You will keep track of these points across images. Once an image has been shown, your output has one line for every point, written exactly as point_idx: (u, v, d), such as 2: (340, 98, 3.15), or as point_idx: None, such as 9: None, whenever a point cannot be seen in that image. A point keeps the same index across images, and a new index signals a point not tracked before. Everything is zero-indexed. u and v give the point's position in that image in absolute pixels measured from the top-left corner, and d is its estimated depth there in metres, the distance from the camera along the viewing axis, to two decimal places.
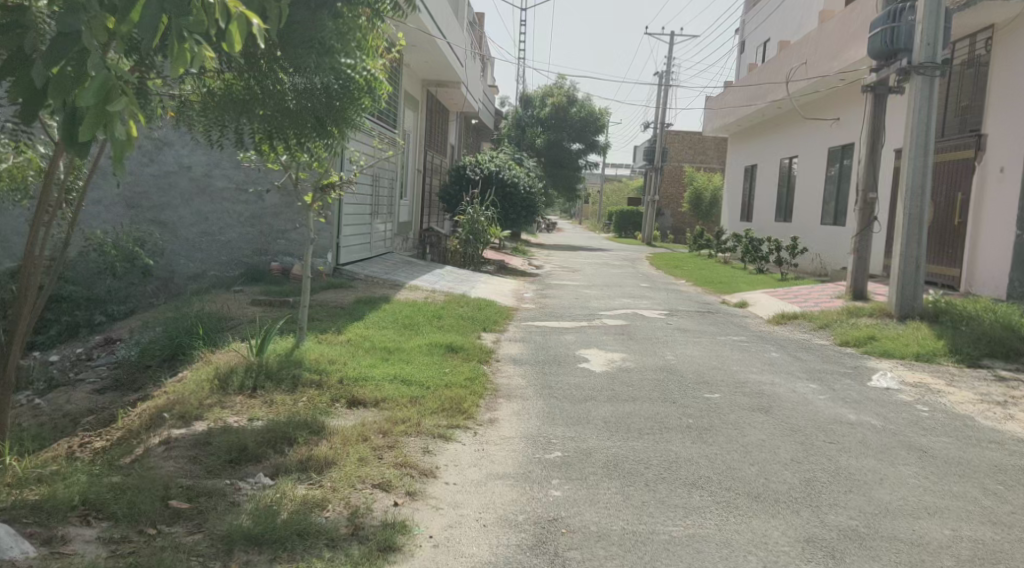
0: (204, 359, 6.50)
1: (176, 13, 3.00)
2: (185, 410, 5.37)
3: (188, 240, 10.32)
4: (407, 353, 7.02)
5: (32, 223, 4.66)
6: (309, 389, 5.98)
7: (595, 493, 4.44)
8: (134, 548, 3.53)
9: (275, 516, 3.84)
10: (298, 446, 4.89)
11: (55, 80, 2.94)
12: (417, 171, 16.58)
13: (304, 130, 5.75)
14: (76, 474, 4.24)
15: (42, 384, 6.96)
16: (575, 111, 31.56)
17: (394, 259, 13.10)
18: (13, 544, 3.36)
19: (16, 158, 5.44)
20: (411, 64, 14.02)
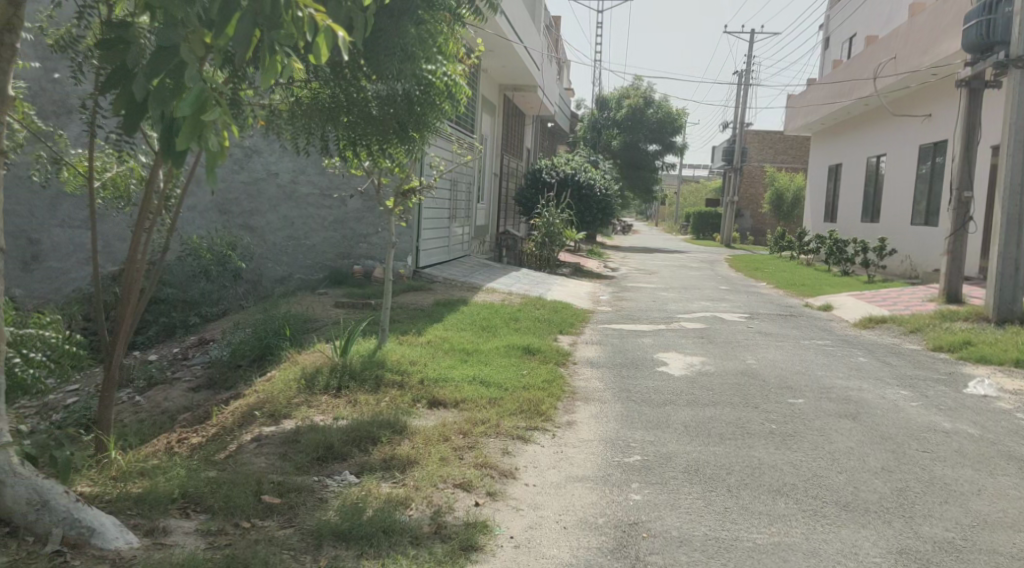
0: (291, 359, 6.75)
1: (267, 26, 3.11)
2: (275, 409, 5.62)
3: (275, 244, 10.66)
4: (485, 355, 7.11)
5: (135, 228, 4.93)
6: (391, 389, 6.13)
7: (676, 498, 4.40)
8: (229, 541, 3.69)
9: (361, 513, 3.95)
10: (382, 444, 5.02)
11: (154, 90, 3.09)
12: (494, 175, 16.73)
13: (387, 135, 5.90)
14: (174, 469, 4.45)
15: (142, 381, 7.29)
16: (652, 112, 31.23)
17: (471, 262, 13.26)
18: (117, 534, 3.52)
19: (120, 168, 5.73)
20: (489, 69, 14.16)
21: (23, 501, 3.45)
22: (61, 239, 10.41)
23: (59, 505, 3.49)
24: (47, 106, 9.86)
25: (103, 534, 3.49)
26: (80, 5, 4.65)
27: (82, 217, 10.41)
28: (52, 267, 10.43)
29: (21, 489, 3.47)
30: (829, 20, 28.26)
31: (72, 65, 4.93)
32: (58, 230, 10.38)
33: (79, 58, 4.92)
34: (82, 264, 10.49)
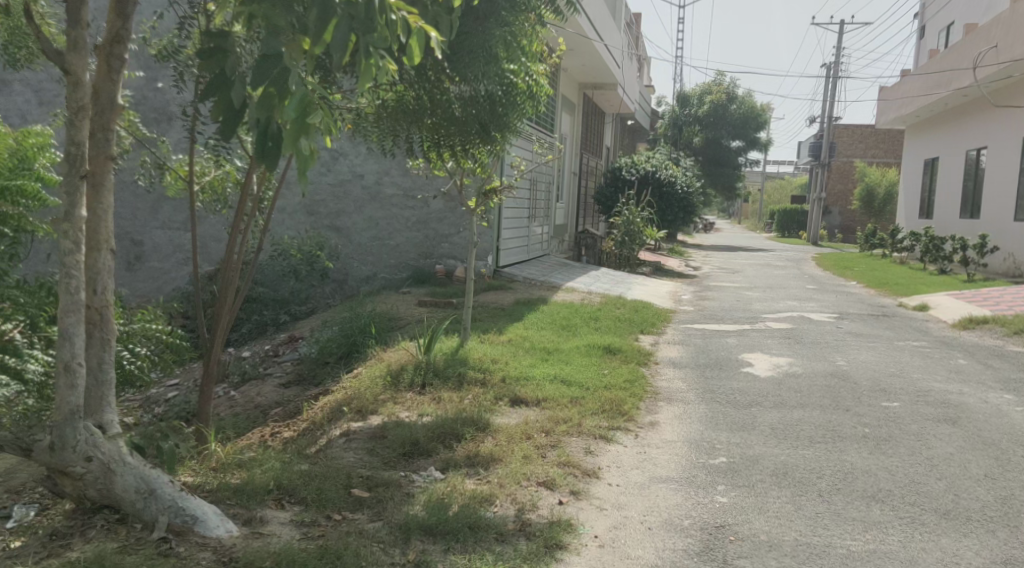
0: (377, 357, 6.94)
1: (363, 30, 3.19)
2: (362, 404, 5.78)
3: (360, 244, 10.92)
4: (566, 354, 7.12)
5: (231, 230, 5.23)
6: (474, 386, 6.20)
7: (764, 501, 4.32)
8: (322, 531, 3.82)
9: (447, 509, 4.02)
10: (466, 441, 5.10)
11: (258, 96, 3.15)
12: (573, 174, 16.71)
13: (470, 135, 6.02)
14: (268, 461, 4.62)
15: (236, 376, 7.59)
16: (735, 108, 30.47)
17: (551, 261, 13.29)
18: (219, 523, 3.69)
19: (217, 171, 5.97)
20: (569, 68, 14.15)
21: (131, 490, 3.62)
22: (163, 240, 10.94)
23: (165, 494, 3.65)
24: (150, 115, 10.35)
25: (205, 522, 3.65)
26: (183, 16, 4.89)
27: (181, 220, 10.89)
28: (153, 267, 10.96)
29: (131, 477, 3.64)
30: (924, 9, 27.10)
31: (174, 73, 5.17)
32: (159, 232, 10.90)
33: (180, 67, 5.16)
34: (181, 264, 10.99)
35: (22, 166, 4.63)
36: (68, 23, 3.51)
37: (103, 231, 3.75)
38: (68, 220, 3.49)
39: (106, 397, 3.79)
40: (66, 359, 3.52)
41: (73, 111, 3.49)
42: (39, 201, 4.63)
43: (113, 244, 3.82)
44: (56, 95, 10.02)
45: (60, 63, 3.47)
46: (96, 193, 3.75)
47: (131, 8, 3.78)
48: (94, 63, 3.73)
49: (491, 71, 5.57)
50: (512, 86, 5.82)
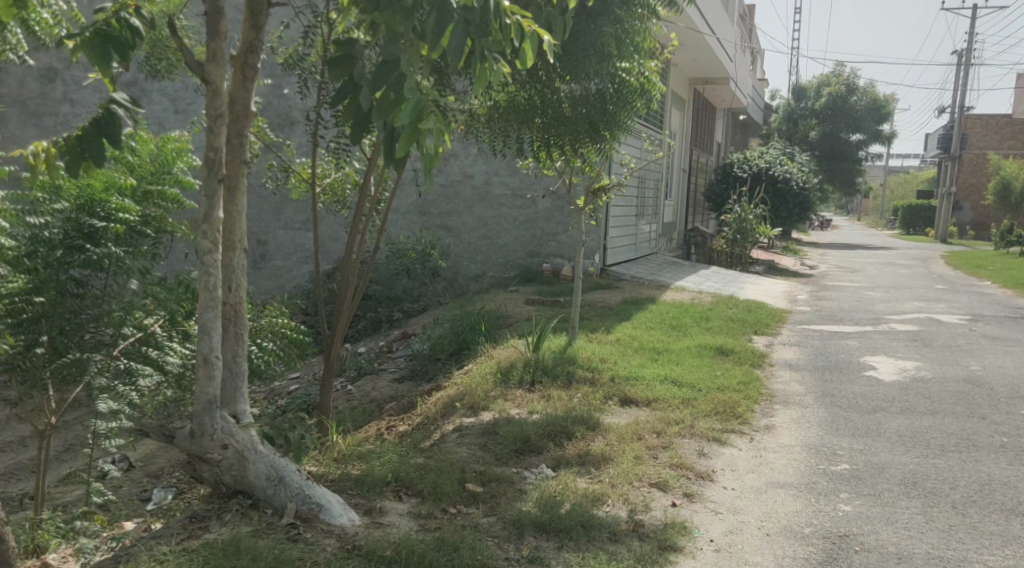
0: (487, 354, 7.07)
1: (479, 35, 3.25)
2: (474, 400, 5.89)
3: (470, 243, 11.03)
4: (677, 354, 7.01)
5: (349, 230, 5.48)
6: (583, 385, 6.21)
7: (891, 511, 4.13)
8: (438, 524, 3.92)
9: (559, 506, 4.04)
10: (576, 439, 5.11)
11: (377, 100, 3.21)
12: (683, 171, 16.45)
13: (580, 134, 5.94)
14: (386, 454, 4.78)
15: (352, 371, 7.89)
16: (856, 101, 29.30)
17: (659, 260, 13.12)
18: (342, 512, 3.85)
19: (337, 174, 6.26)
20: (679, 64, 13.94)
21: (263, 477, 3.82)
22: (285, 239, 11.45)
23: (293, 481, 3.84)
24: (274, 119, 10.80)
25: (329, 510, 3.82)
26: (307, 25, 5.12)
27: (302, 220, 11.37)
28: (277, 265, 11.48)
29: (262, 465, 3.84)
30: None
31: (299, 80, 5.42)
32: (282, 232, 11.41)
33: (305, 73, 5.41)
34: (302, 262, 11.47)
35: (163, 170, 4.56)
36: (207, 36, 3.71)
37: (238, 231, 3.98)
38: (206, 222, 3.74)
39: (239, 389, 4.00)
40: (205, 352, 3.76)
41: (212, 119, 3.70)
42: (177, 204, 4.59)
43: (245, 243, 4.04)
44: (198, 106, 10.71)
45: (201, 74, 3.69)
46: (231, 195, 3.97)
47: (263, 18, 3.99)
48: (230, 73, 3.96)
49: (602, 68, 5.69)
50: (623, 83, 5.85)
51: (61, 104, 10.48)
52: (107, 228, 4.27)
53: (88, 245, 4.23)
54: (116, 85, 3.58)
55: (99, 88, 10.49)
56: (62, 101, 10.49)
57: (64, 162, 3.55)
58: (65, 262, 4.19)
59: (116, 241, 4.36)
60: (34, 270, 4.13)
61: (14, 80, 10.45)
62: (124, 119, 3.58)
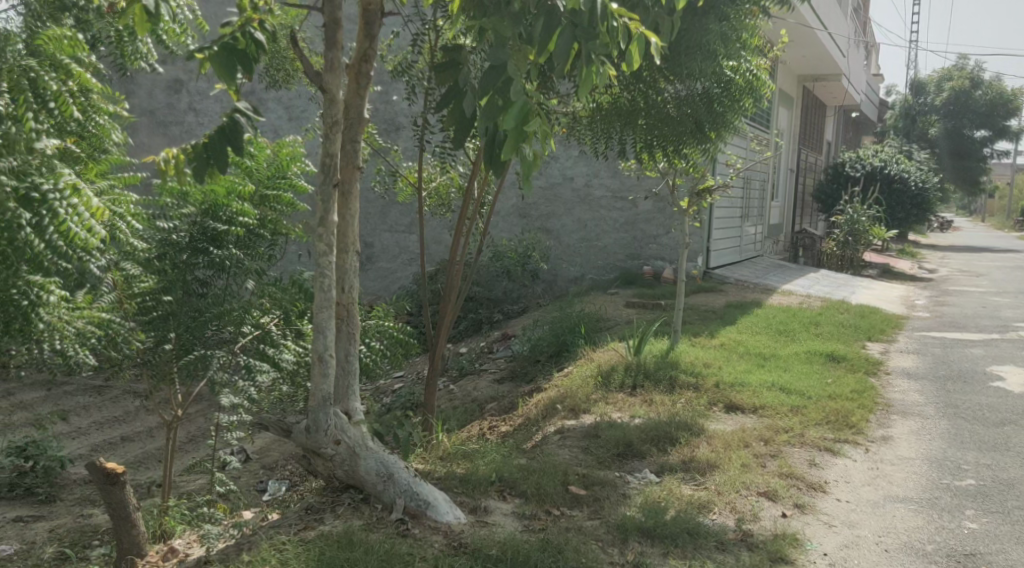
0: (587, 357, 7.06)
1: (585, 39, 3.23)
2: (576, 402, 5.90)
3: (570, 246, 10.90)
4: (784, 360, 6.80)
5: (454, 233, 5.59)
6: (687, 391, 6.10)
7: (1022, 531, 3.89)
8: (543, 525, 3.93)
9: (664, 513, 3.98)
10: (680, 445, 5.02)
11: (485, 105, 3.24)
12: (791, 171, 15.93)
13: (685, 134, 5.79)
14: (489, 453, 4.85)
15: (454, 371, 8.05)
16: (981, 94, 27.70)
17: (765, 263, 12.76)
18: (448, 510, 3.92)
19: (442, 177, 6.41)
20: (787, 61, 13.51)
21: (373, 472, 3.94)
22: (390, 242, 11.73)
23: (402, 479, 3.93)
24: (381, 124, 11.04)
25: (437, 507, 3.89)
26: (416, 33, 5.27)
27: (406, 222, 11.62)
28: (381, 267, 11.77)
29: (372, 461, 3.95)
30: None
31: (407, 87, 5.60)
32: (387, 234, 11.70)
33: (412, 79, 5.59)
34: (406, 264, 11.72)
35: (279, 175, 4.75)
36: (326, 47, 3.86)
37: (351, 233, 4.14)
38: (323, 225, 3.89)
39: (350, 387, 4.15)
40: (320, 351, 3.92)
41: (328, 126, 3.85)
42: (292, 207, 4.78)
43: (358, 245, 4.20)
44: (309, 113, 11.12)
45: (318, 84, 3.83)
46: (345, 201, 4.13)
47: (377, 28, 4.10)
48: (346, 82, 4.15)
49: (709, 67, 5.56)
50: (730, 82, 5.81)
51: (186, 114, 11.11)
52: (229, 231, 4.49)
53: (212, 247, 4.46)
54: (240, 95, 3.78)
55: (221, 98, 11.05)
56: (187, 111, 11.12)
57: (191, 169, 3.72)
58: (190, 264, 4.43)
59: (236, 244, 4.57)
60: (163, 271, 4.38)
61: (144, 92, 11.14)
62: (246, 127, 3.77)
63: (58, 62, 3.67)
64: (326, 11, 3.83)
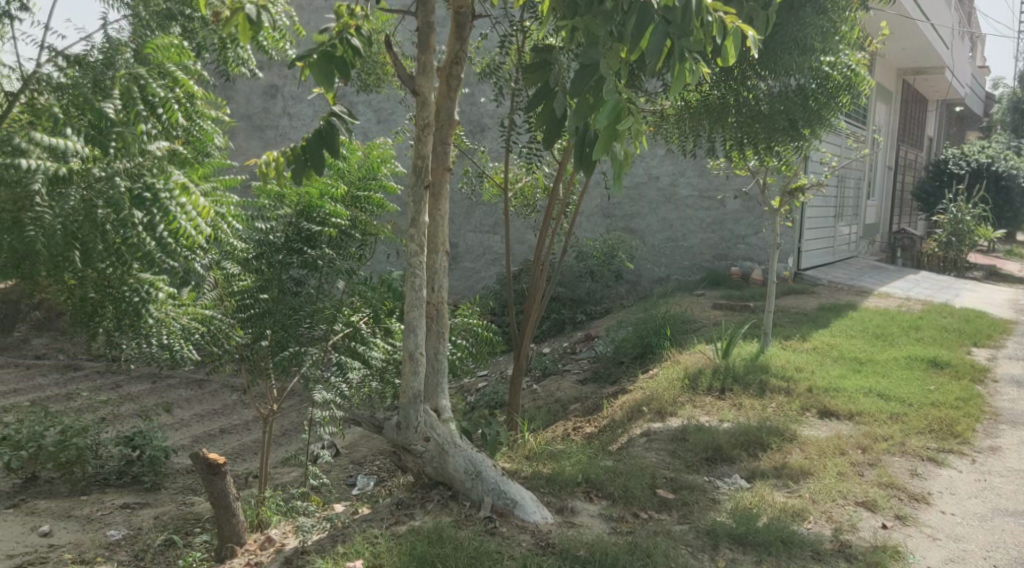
0: (673, 359, 6.97)
1: (679, 35, 3.17)
2: (662, 405, 5.83)
3: (655, 246, 10.73)
4: (882, 366, 6.53)
5: (540, 233, 5.60)
6: (778, 395, 5.92)
7: None
8: (631, 528, 3.89)
9: (757, 520, 3.88)
10: (772, 451, 4.88)
11: (577, 105, 3.22)
12: (888, 168, 15.29)
13: (776, 131, 5.63)
14: (575, 455, 4.84)
15: (538, 370, 8.07)
16: None
17: (860, 264, 12.29)
18: (535, 509, 3.94)
19: (528, 179, 6.44)
20: (887, 54, 12.95)
21: (462, 470, 3.98)
22: (474, 242, 11.83)
23: (490, 477, 3.97)
24: (467, 125, 11.14)
25: (524, 507, 3.91)
26: (504, 35, 5.30)
27: (491, 222, 11.69)
28: (466, 267, 11.88)
29: (461, 459, 4.00)
30: None
31: (495, 87, 5.67)
32: (472, 234, 11.80)
33: (500, 80, 5.65)
34: (490, 264, 11.79)
35: (369, 176, 4.82)
36: (418, 50, 3.92)
37: (440, 234, 4.22)
38: (414, 226, 3.96)
39: (440, 384, 4.23)
40: (411, 349, 3.98)
41: (420, 129, 3.92)
42: (381, 208, 4.85)
43: (448, 246, 4.27)
44: (398, 116, 11.32)
45: (412, 87, 3.90)
46: (436, 202, 4.23)
47: (467, 31, 4.15)
48: (437, 84, 4.23)
49: (805, 63, 5.42)
50: (828, 78, 5.63)
51: (281, 118, 11.48)
52: (322, 232, 4.62)
53: (306, 248, 4.62)
54: (336, 98, 3.88)
55: (314, 103, 11.38)
56: (281, 115, 11.49)
57: (291, 171, 3.87)
58: (285, 263, 4.58)
59: (329, 244, 4.70)
60: (260, 270, 4.55)
61: (243, 98, 11.59)
62: (342, 130, 3.87)
63: (166, 69, 3.85)
64: (420, 15, 3.89)
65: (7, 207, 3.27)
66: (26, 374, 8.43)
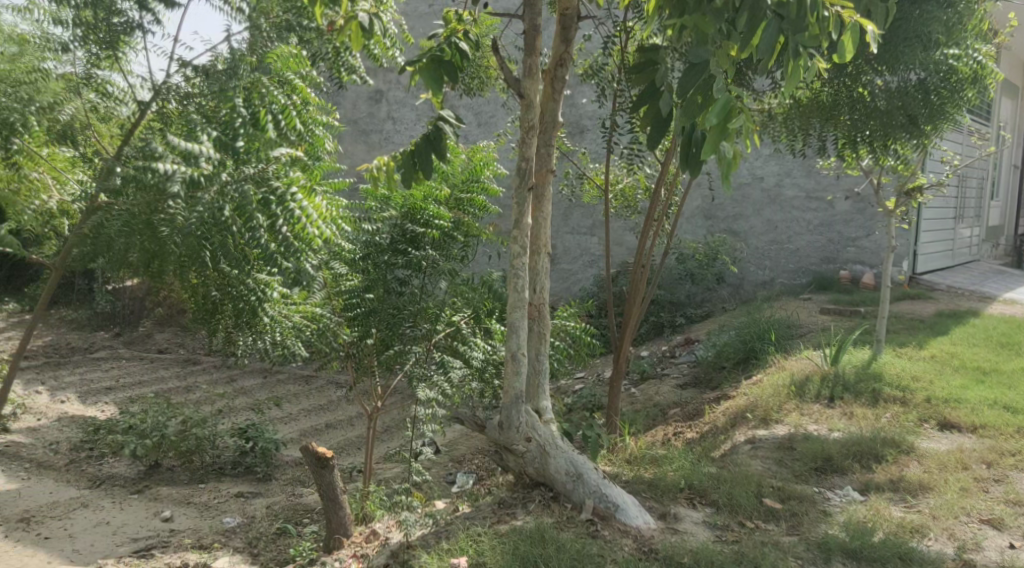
0: (778, 365, 6.76)
1: (793, 31, 3.04)
2: (767, 412, 5.66)
3: (758, 249, 10.40)
4: (1008, 377, 6.12)
5: (641, 235, 5.52)
6: (892, 405, 5.65)
7: None
8: (737, 537, 3.79)
9: (871, 535, 3.71)
10: (887, 464, 4.66)
11: (684, 104, 3.12)
12: (1014, 167, 14.34)
13: (894, 128, 5.36)
14: (678, 460, 4.76)
15: (636, 374, 7.97)
16: None
17: (982, 268, 11.56)
18: (638, 514, 3.90)
19: (629, 179, 6.40)
20: (1014, 46, 12.18)
21: (563, 471, 4.00)
22: (572, 244, 11.78)
23: (591, 479, 3.97)
24: (568, 127, 11.13)
25: (626, 511, 3.87)
26: (607, 36, 5.28)
27: (589, 224, 11.61)
28: (563, 268, 11.85)
29: (563, 460, 4.02)
30: None
31: (598, 88, 5.69)
32: (569, 236, 11.76)
33: (603, 82, 5.68)
34: (587, 265, 11.72)
35: (472, 178, 4.81)
36: (524, 53, 3.95)
37: (543, 236, 4.25)
38: (517, 228, 3.98)
39: (541, 385, 4.26)
40: (513, 349, 4.01)
41: (525, 131, 3.95)
42: (483, 209, 4.89)
43: (550, 248, 4.29)
44: (499, 120, 11.43)
45: (517, 89, 3.93)
46: (539, 203, 4.24)
47: (573, 32, 4.18)
48: (542, 87, 4.25)
49: (928, 58, 5.23)
50: (952, 71, 5.33)
51: (385, 122, 11.80)
52: (426, 234, 4.69)
53: (410, 249, 4.69)
54: (444, 103, 3.95)
55: (418, 107, 11.65)
56: (386, 119, 11.80)
57: (401, 175, 3.97)
58: (391, 264, 4.67)
59: (432, 246, 4.77)
60: (367, 271, 4.67)
61: (349, 103, 11.97)
62: (449, 134, 3.93)
63: (285, 78, 3.96)
64: (527, 17, 3.92)
65: (142, 208, 3.49)
66: (150, 366, 8.95)
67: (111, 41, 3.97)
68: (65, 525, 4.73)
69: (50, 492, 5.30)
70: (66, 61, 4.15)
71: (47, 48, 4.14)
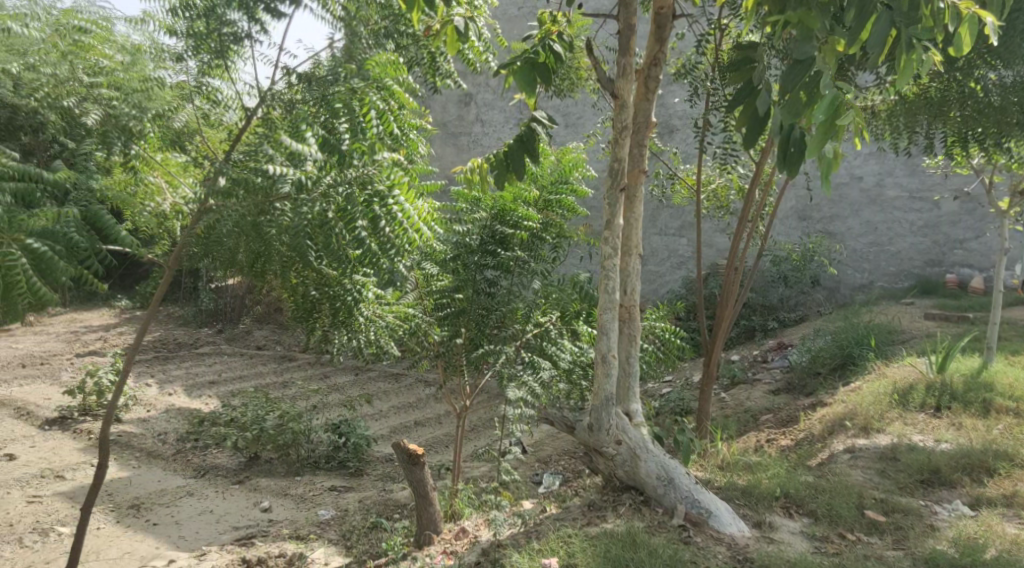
0: (878, 373, 6.49)
1: (905, 23, 2.90)
2: (867, 421, 5.45)
3: (856, 250, 9.93)
4: None
5: (734, 236, 5.39)
6: (1004, 416, 5.35)
7: None
8: (837, 549, 3.66)
9: (984, 552, 3.52)
10: (1000, 478, 4.41)
11: (788, 101, 3.02)
12: None
13: (1009, 125, 5.08)
14: (773, 468, 4.63)
15: (727, 378, 7.80)
16: None
17: None
18: (732, 521, 3.82)
19: (722, 179, 6.26)
20: None
21: (654, 475, 3.96)
22: (659, 245, 11.61)
23: (682, 484, 3.91)
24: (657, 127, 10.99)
25: (719, 518, 3.80)
26: (702, 33, 5.16)
27: (677, 225, 11.42)
28: (651, 270, 11.70)
29: (653, 464, 3.99)
30: None
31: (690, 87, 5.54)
32: (657, 237, 11.61)
33: (695, 80, 5.52)
34: (675, 267, 11.52)
35: (561, 180, 4.78)
36: (618, 53, 3.92)
37: (634, 238, 4.22)
38: (608, 229, 3.95)
39: (631, 388, 4.23)
40: (603, 351, 3.98)
41: (618, 132, 3.92)
42: (572, 211, 4.85)
43: (641, 250, 4.26)
44: (588, 120, 11.39)
45: (611, 89, 3.90)
46: (630, 204, 4.22)
47: (667, 31, 4.10)
48: (635, 86, 4.23)
49: None
50: None
51: (474, 124, 11.92)
52: (514, 235, 4.71)
53: (500, 249, 4.72)
54: (537, 105, 3.96)
55: (506, 109, 11.73)
56: (474, 122, 11.92)
57: (494, 176, 4.02)
58: (481, 264, 4.72)
59: (521, 247, 4.79)
60: (457, 271, 4.73)
61: (439, 106, 12.14)
62: (542, 135, 3.94)
63: (383, 83, 3.91)
64: (621, 17, 3.88)
65: (249, 211, 3.57)
66: (249, 362, 9.31)
67: (220, 51, 3.83)
68: (172, 512, 4.98)
69: (159, 480, 5.59)
70: (178, 71, 3.97)
71: (161, 58, 3.98)
